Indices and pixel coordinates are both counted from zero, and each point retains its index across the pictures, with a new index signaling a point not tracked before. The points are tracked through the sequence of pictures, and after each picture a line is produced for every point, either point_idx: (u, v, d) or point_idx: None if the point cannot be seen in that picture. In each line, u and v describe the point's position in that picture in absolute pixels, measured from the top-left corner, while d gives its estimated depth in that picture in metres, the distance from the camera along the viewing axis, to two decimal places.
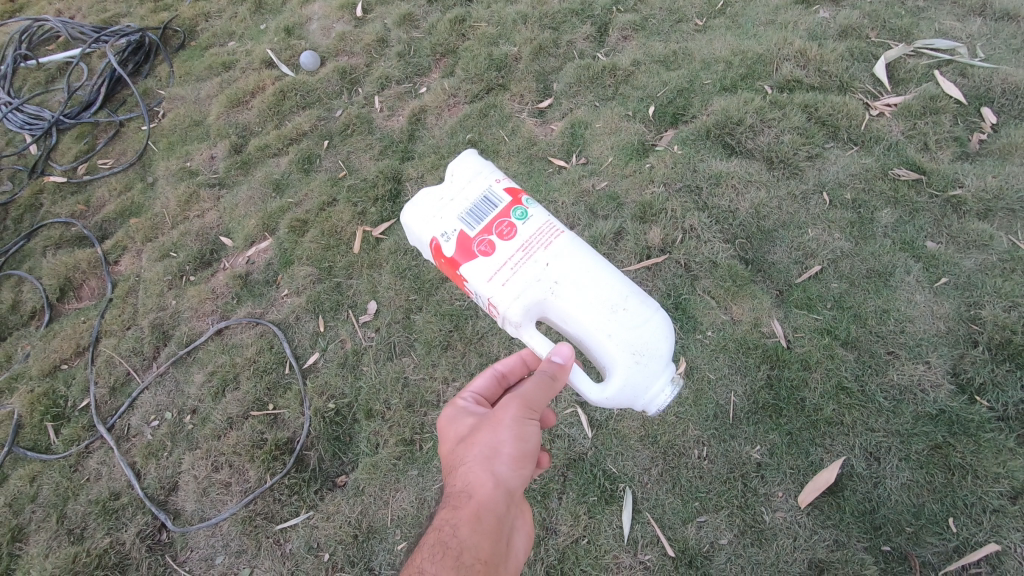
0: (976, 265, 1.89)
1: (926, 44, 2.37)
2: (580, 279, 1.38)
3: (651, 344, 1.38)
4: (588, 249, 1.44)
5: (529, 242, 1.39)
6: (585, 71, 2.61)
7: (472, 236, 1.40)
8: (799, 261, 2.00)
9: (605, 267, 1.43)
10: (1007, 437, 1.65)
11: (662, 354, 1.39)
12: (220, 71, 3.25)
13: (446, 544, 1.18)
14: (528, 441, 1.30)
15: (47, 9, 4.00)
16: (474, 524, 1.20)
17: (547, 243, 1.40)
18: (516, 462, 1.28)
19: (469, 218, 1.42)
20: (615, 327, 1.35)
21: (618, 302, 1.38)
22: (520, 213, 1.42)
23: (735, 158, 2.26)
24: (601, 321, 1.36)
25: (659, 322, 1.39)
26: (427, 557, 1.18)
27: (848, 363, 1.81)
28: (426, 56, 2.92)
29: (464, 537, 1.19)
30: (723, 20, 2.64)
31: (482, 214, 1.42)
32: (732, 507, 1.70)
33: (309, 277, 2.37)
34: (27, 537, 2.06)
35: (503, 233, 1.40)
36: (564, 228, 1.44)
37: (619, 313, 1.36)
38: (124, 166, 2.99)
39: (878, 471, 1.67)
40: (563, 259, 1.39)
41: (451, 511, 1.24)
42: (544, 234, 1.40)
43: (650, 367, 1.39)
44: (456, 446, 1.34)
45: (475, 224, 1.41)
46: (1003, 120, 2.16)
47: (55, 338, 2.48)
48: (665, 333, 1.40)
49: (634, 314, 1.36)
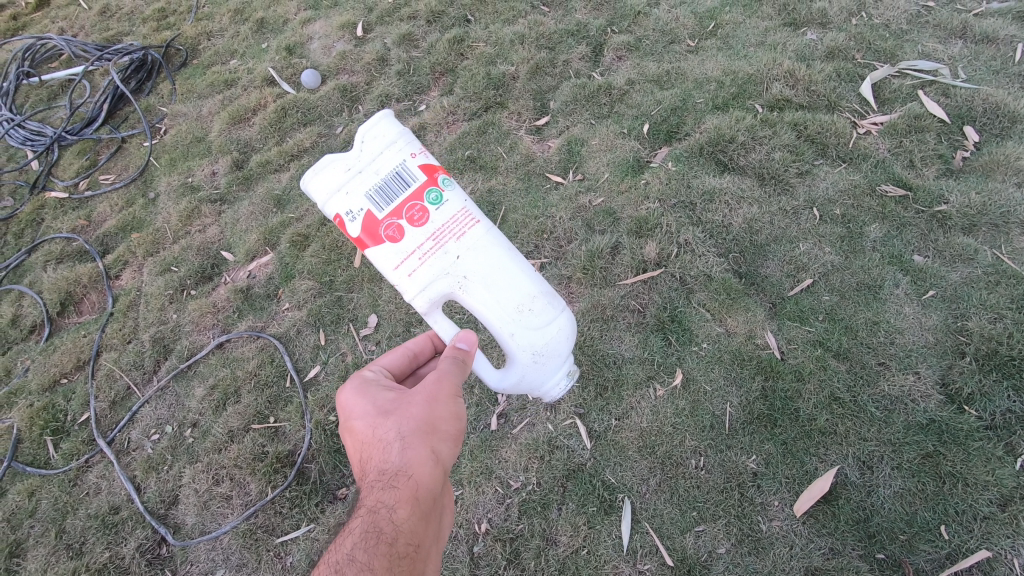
0: (961, 278, 1.95)
1: (910, 65, 2.46)
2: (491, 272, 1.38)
3: (560, 336, 1.45)
4: (503, 240, 1.43)
5: (441, 230, 1.34)
6: (581, 91, 2.67)
7: (380, 218, 1.32)
8: (791, 275, 2.05)
9: (516, 261, 1.42)
10: (996, 446, 1.68)
11: (563, 352, 1.49)
12: (222, 88, 3.30)
13: (377, 527, 1.17)
14: (461, 419, 1.33)
15: (50, 28, 4.07)
16: (413, 506, 1.20)
17: (459, 234, 1.36)
18: (451, 440, 1.31)
19: (377, 196, 1.32)
20: (532, 305, 1.40)
21: (526, 302, 1.39)
22: (433, 196, 1.35)
23: (728, 174, 2.32)
24: (516, 298, 1.39)
25: (562, 321, 1.45)
26: (355, 544, 1.16)
27: (840, 374, 1.85)
28: (426, 75, 2.99)
29: (400, 520, 1.18)
30: (715, 42, 2.72)
31: (392, 194, 1.33)
32: (730, 516, 1.73)
33: (310, 291, 2.40)
34: (25, 552, 2.06)
35: (412, 217, 1.33)
36: (481, 217, 1.40)
37: (525, 315, 1.39)
38: (125, 181, 3.02)
39: (871, 480, 1.71)
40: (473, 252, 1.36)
41: (382, 489, 1.21)
42: (461, 224, 1.36)
43: (564, 344, 1.48)
44: (375, 425, 1.30)
45: (384, 203, 1.32)
46: (984, 139, 2.23)
47: (55, 352, 2.50)
48: (569, 331, 1.48)
49: (541, 315, 1.41)
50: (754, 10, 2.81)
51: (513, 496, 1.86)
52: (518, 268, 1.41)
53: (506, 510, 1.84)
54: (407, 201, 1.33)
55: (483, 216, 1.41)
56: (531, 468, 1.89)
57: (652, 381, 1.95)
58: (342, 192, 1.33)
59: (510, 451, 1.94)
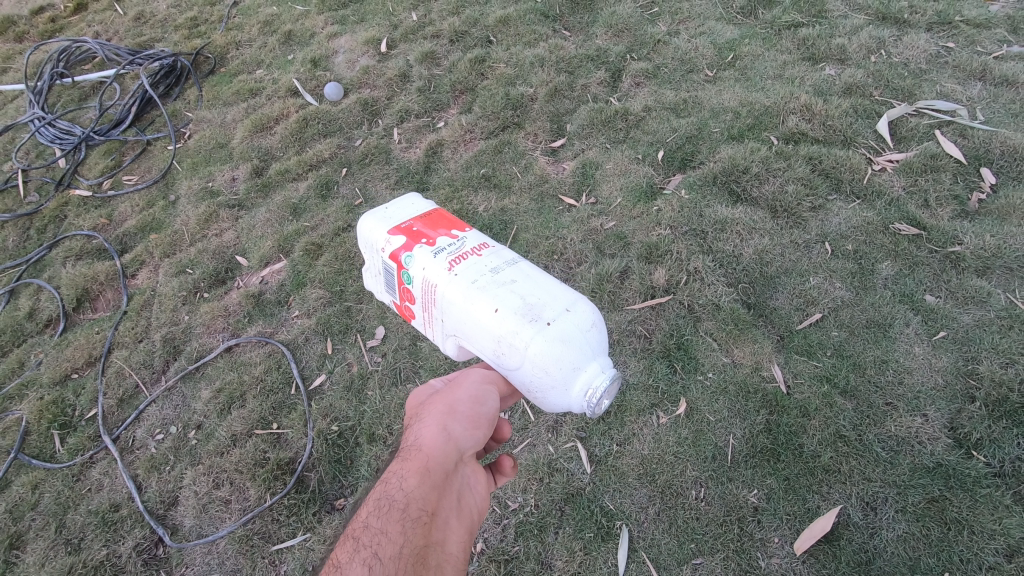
0: (973, 321, 1.93)
1: (927, 105, 2.47)
2: (463, 325, 1.48)
3: (537, 369, 1.35)
4: (464, 289, 1.45)
5: (423, 303, 1.55)
6: (598, 115, 2.70)
7: (398, 303, 1.70)
8: (800, 308, 2.04)
9: (478, 310, 1.42)
10: (1004, 494, 1.65)
11: (554, 380, 1.35)
12: (247, 97, 3.38)
13: (390, 497, 1.13)
14: (484, 404, 1.32)
15: (85, 31, 4.20)
16: (423, 475, 1.15)
17: (432, 302, 1.52)
18: (470, 422, 1.28)
19: (389, 290, 1.71)
20: (501, 350, 1.40)
21: (497, 346, 1.40)
22: (405, 277, 1.57)
23: (741, 205, 2.32)
24: (488, 345, 1.42)
25: (535, 353, 1.34)
26: (370, 513, 1.13)
27: (846, 412, 1.84)
28: (446, 93, 3.04)
29: (411, 488, 1.13)
30: (733, 73, 2.75)
31: (391, 285, 1.67)
32: (728, 550, 1.70)
33: (321, 299, 2.43)
34: (24, 544, 2.08)
35: (408, 298, 1.61)
36: (438, 279, 1.48)
37: (501, 358, 1.41)
38: (147, 183, 3.10)
39: (874, 522, 1.67)
40: (447, 312, 1.49)
41: (400, 464, 1.20)
42: (428, 293, 1.51)
43: (550, 373, 1.34)
44: (412, 415, 1.36)
45: (392, 293, 1.69)
46: (1001, 181, 2.22)
47: (68, 347, 2.54)
48: (546, 362, 1.33)
49: (510, 355, 1.38)
50: (773, 43, 2.85)
51: (510, 517, 1.85)
52: (478, 315, 1.42)
53: (503, 531, 1.83)
54: (399, 289, 1.64)
55: (440, 274, 1.48)
56: (529, 490, 1.89)
57: (655, 409, 1.95)
58: (379, 290, 1.81)
59: None
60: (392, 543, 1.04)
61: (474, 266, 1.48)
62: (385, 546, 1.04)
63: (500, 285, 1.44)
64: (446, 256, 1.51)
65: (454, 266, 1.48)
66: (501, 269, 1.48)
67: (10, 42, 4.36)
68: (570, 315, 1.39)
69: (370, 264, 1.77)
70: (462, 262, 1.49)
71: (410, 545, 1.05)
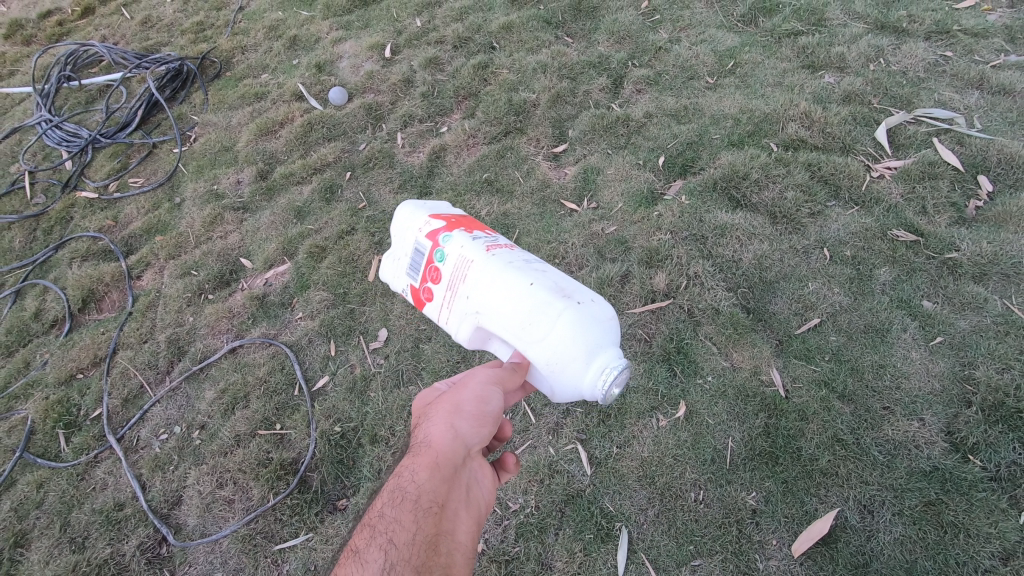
0: (970, 326, 1.95)
1: (925, 113, 2.49)
2: (490, 299, 1.50)
3: (561, 339, 1.39)
4: (500, 266, 1.52)
5: (451, 280, 1.58)
6: (600, 121, 2.73)
7: (418, 287, 1.70)
8: (799, 313, 2.07)
9: (512, 283, 1.49)
10: (1000, 498, 1.67)
11: (576, 352, 1.38)
12: (253, 101, 3.42)
13: (403, 490, 1.19)
14: (490, 402, 1.34)
15: (93, 35, 4.25)
16: (434, 470, 1.20)
17: (462, 276, 1.55)
18: (476, 420, 1.31)
19: (412, 272, 1.71)
20: (524, 323, 1.44)
21: (524, 317, 1.44)
22: (439, 256, 1.62)
23: (740, 211, 2.35)
24: (511, 319, 1.46)
25: (564, 323, 1.39)
26: (385, 504, 1.20)
27: (844, 416, 1.86)
28: (449, 98, 3.07)
29: (423, 481, 1.19)
30: (733, 80, 2.79)
31: (418, 267, 1.69)
32: (727, 552, 1.71)
33: (324, 301, 2.46)
34: (29, 543, 2.10)
35: (433, 277, 1.63)
36: (476, 256, 1.55)
37: (526, 329, 1.43)
38: (153, 185, 3.13)
39: (871, 525, 1.69)
40: (478, 286, 1.52)
41: (411, 459, 1.26)
42: (461, 267, 1.55)
43: (574, 345, 1.38)
44: (421, 412, 1.40)
45: (416, 275, 1.70)
46: (998, 189, 2.25)
47: (74, 347, 2.57)
48: (572, 332, 1.39)
49: (537, 324, 1.42)
50: (773, 51, 2.88)
51: (511, 518, 1.87)
52: (512, 289, 1.48)
53: (503, 531, 1.85)
54: (426, 269, 1.66)
55: (478, 252, 1.57)
56: (530, 491, 1.91)
57: (655, 411, 1.97)
58: (394, 280, 1.81)
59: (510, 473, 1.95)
60: (405, 532, 1.12)
61: (510, 254, 1.58)
62: (400, 533, 1.12)
63: (533, 270, 1.54)
64: (484, 241, 1.60)
65: (491, 249, 1.57)
66: (533, 262, 1.58)
67: (17, 45, 4.41)
68: (593, 302, 1.47)
69: (395, 253, 1.81)
70: (498, 249, 1.59)
71: (422, 533, 1.13)
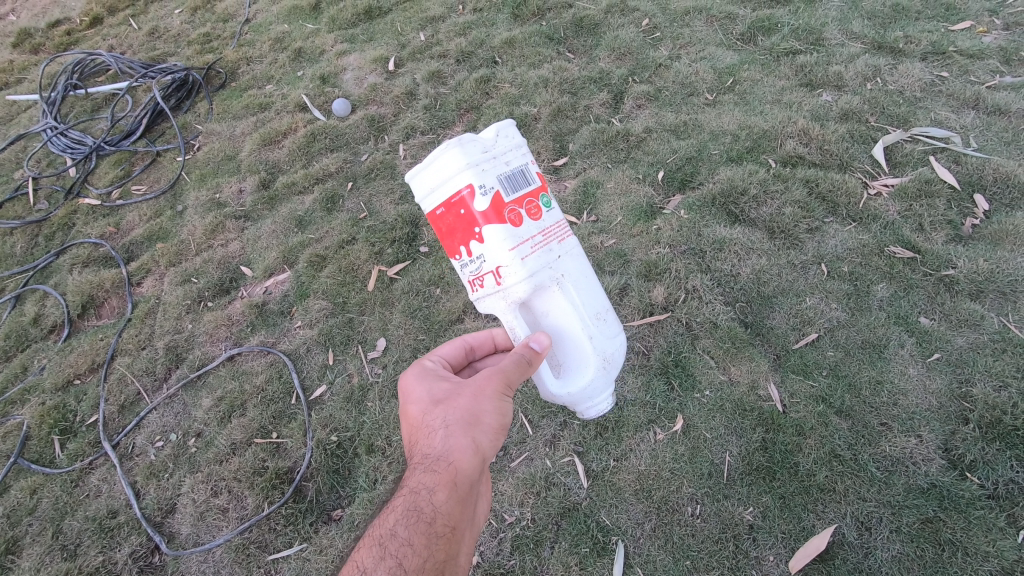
0: (967, 343, 1.96)
1: (922, 131, 2.52)
2: (581, 276, 1.40)
3: (621, 346, 1.49)
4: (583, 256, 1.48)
5: (551, 230, 1.34)
6: (600, 135, 2.76)
7: (507, 201, 1.28)
8: (796, 328, 2.07)
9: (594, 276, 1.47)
10: (998, 516, 1.66)
11: (619, 365, 1.52)
12: (257, 111, 3.45)
13: (417, 508, 1.21)
14: (505, 415, 1.34)
15: (100, 44, 4.30)
16: (450, 493, 1.22)
17: (563, 236, 1.37)
18: (491, 435, 1.32)
19: (507, 182, 1.29)
20: (597, 332, 1.42)
21: (602, 311, 1.44)
22: (546, 199, 1.36)
23: (738, 225, 2.37)
24: (586, 321, 1.40)
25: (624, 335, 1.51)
26: (398, 520, 1.21)
27: (841, 431, 1.85)
28: (451, 111, 3.11)
29: (440, 502, 1.21)
30: (732, 97, 2.82)
31: (517, 184, 1.31)
32: (723, 568, 1.70)
33: (323, 310, 2.46)
34: (20, 550, 2.08)
35: (533, 211, 1.31)
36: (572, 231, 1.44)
37: (600, 323, 1.43)
38: (156, 193, 3.15)
39: (868, 542, 1.68)
40: (573, 257, 1.38)
41: (424, 471, 1.25)
42: (567, 229, 1.38)
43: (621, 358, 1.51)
44: (427, 409, 1.34)
45: (511, 190, 1.29)
46: (994, 208, 2.26)
47: (72, 353, 2.56)
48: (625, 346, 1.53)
49: (611, 324, 1.45)
50: (772, 69, 2.92)
51: (506, 531, 1.85)
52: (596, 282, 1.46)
53: (499, 544, 1.83)
54: (528, 194, 1.32)
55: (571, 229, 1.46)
56: (526, 503, 1.90)
57: (653, 425, 1.96)
58: (461, 169, 1.27)
59: (506, 484, 1.94)
60: (417, 557, 1.15)
61: None
62: (411, 558, 1.15)
63: None
64: None
65: None
66: None
67: (25, 54, 4.46)
68: None
69: (482, 144, 1.32)
70: None
71: (433, 559, 1.17)
